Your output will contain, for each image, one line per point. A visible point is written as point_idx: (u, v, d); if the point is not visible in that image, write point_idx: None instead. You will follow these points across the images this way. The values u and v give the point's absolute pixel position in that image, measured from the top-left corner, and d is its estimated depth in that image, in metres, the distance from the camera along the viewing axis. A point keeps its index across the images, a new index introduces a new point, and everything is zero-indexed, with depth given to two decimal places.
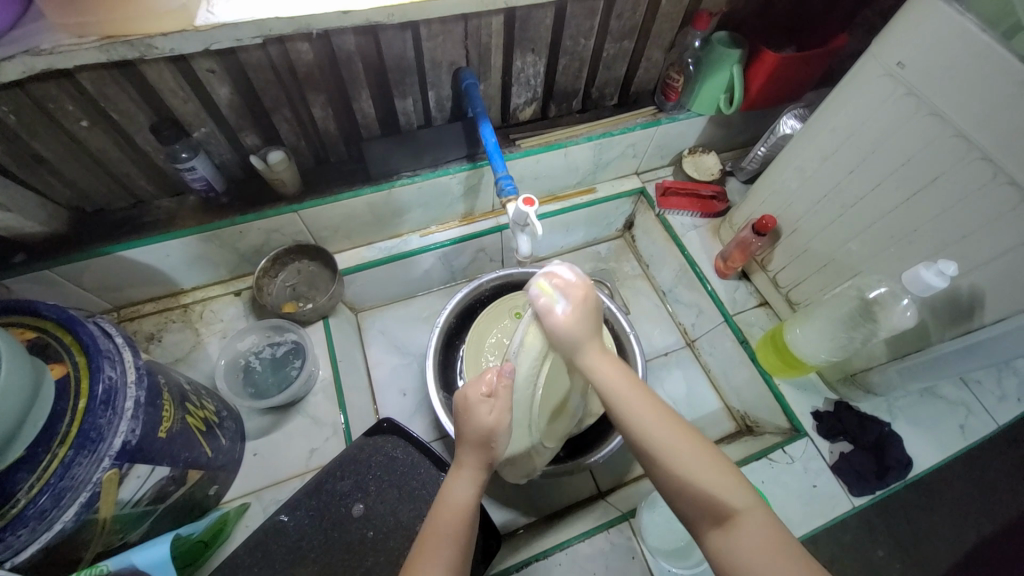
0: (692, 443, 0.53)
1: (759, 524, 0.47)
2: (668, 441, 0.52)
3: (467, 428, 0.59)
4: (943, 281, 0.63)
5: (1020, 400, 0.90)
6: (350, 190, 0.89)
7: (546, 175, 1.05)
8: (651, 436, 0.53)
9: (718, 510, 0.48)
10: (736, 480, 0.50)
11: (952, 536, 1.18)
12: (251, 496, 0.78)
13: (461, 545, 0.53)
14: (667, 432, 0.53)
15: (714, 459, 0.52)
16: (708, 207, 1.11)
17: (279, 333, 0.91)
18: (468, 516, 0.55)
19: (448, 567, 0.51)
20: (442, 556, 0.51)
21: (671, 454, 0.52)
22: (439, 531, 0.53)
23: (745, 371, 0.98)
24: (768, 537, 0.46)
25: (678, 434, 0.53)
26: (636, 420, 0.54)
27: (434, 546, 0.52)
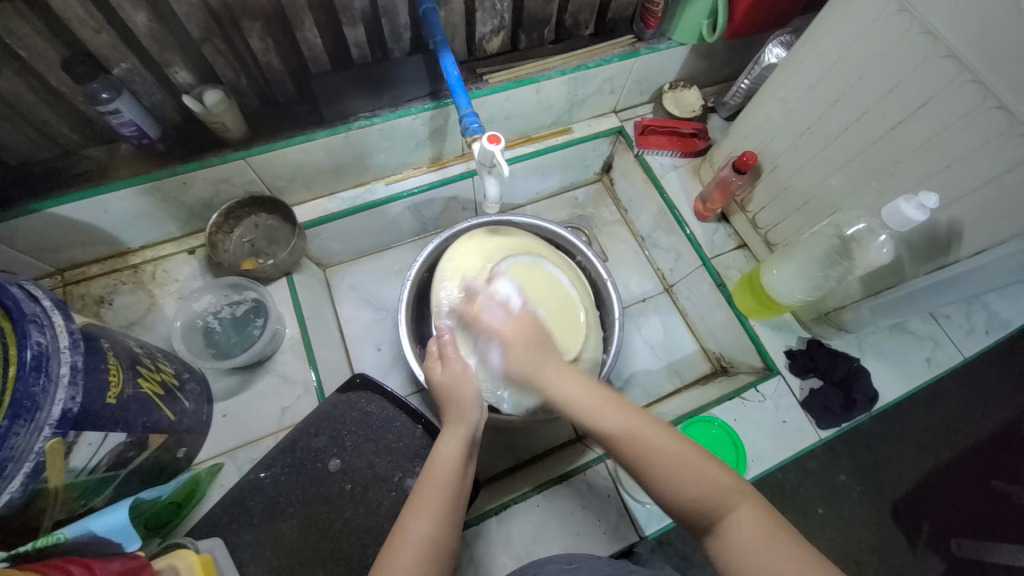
0: (670, 441, 0.55)
1: (747, 512, 0.50)
2: (659, 446, 0.55)
3: (446, 397, 0.68)
4: (922, 214, 0.60)
5: (986, 333, 0.93)
6: (302, 134, 0.81)
7: (517, 114, 0.98)
8: (615, 434, 0.57)
9: (709, 505, 0.51)
10: (716, 470, 0.53)
11: (910, 460, 1.25)
12: (224, 456, 0.77)
13: (450, 501, 0.58)
14: (643, 436, 0.56)
15: (692, 450, 0.55)
16: (688, 146, 1.06)
17: (237, 291, 0.86)
18: (456, 469, 0.60)
19: (436, 518, 0.56)
20: (434, 508, 0.56)
21: (653, 454, 0.54)
22: (433, 486, 0.58)
23: (722, 314, 0.98)
24: (754, 522, 0.49)
25: (654, 426, 0.57)
26: (618, 431, 0.57)
27: (421, 499, 0.57)
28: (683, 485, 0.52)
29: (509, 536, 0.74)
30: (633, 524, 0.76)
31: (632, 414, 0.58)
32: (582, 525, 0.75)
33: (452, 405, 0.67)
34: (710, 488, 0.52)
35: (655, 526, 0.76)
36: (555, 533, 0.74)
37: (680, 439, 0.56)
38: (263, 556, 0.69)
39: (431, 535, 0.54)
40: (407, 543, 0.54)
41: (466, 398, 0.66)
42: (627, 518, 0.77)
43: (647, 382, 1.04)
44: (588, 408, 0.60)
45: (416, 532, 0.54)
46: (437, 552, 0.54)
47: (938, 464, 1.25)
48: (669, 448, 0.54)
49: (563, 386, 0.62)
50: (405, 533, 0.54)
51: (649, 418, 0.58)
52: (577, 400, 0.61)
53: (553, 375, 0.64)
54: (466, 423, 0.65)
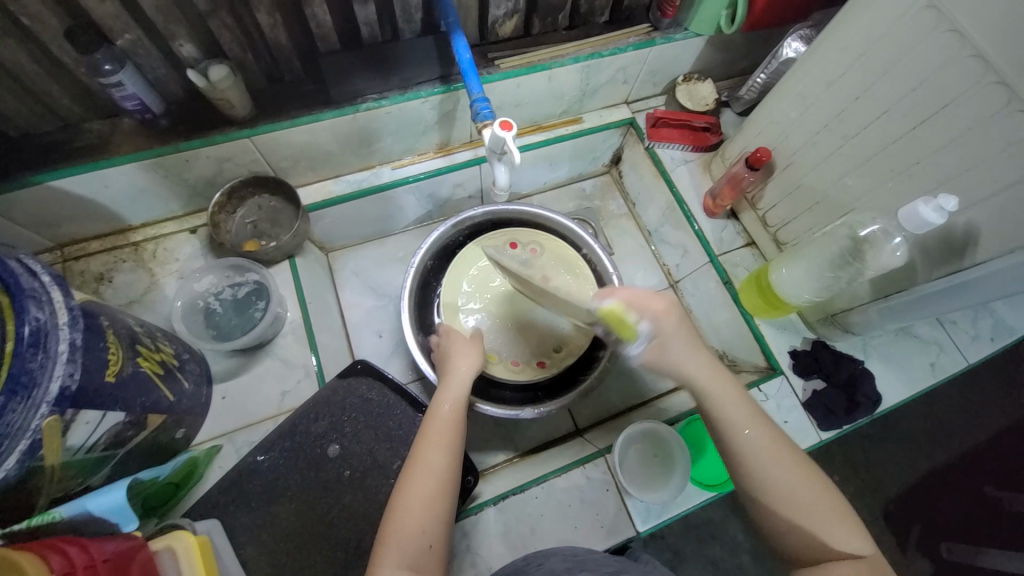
0: (807, 476, 0.55)
1: (856, 562, 0.51)
2: (799, 486, 0.54)
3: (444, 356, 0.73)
4: (940, 216, 0.59)
5: (992, 340, 0.92)
6: (309, 114, 0.80)
7: (527, 101, 0.96)
8: (760, 451, 0.56)
9: (819, 551, 0.52)
10: (847, 529, 0.53)
11: (907, 464, 1.26)
12: (223, 438, 0.76)
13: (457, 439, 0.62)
14: (780, 464, 0.55)
15: (830, 501, 0.54)
16: (700, 140, 1.04)
17: (239, 273, 0.85)
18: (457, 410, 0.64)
19: (448, 452, 0.60)
20: (446, 444, 0.60)
21: (792, 496, 0.54)
22: (438, 424, 0.62)
23: (727, 312, 0.97)
24: (857, 570, 0.51)
25: (803, 467, 0.56)
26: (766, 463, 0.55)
27: (434, 438, 0.61)
28: (803, 517, 0.53)
29: (506, 526, 0.74)
30: (631, 519, 0.76)
31: (778, 437, 0.57)
32: (580, 519, 0.75)
33: (450, 356, 0.73)
34: (833, 536, 0.52)
35: (653, 521, 0.76)
36: (552, 525, 0.75)
37: (823, 487, 0.55)
38: (261, 538, 0.69)
39: (441, 465, 0.58)
40: (426, 475, 0.57)
41: (462, 355, 0.72)
42: (625, 513, 0.77)
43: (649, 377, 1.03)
44: (736, 414, 0.58)
45: (433, 466, 0.58)
46: (446, 479, 0.58)
47: (933, 468, 1.25)
48: (807, 489, 0.54)
49: (718, 393, 0.59)
50: (421, 466, 0.58)
51: (806, 466, 0.56)
52: (719, 401, 0.59)
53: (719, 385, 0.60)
54: (462, 370, 0.69)
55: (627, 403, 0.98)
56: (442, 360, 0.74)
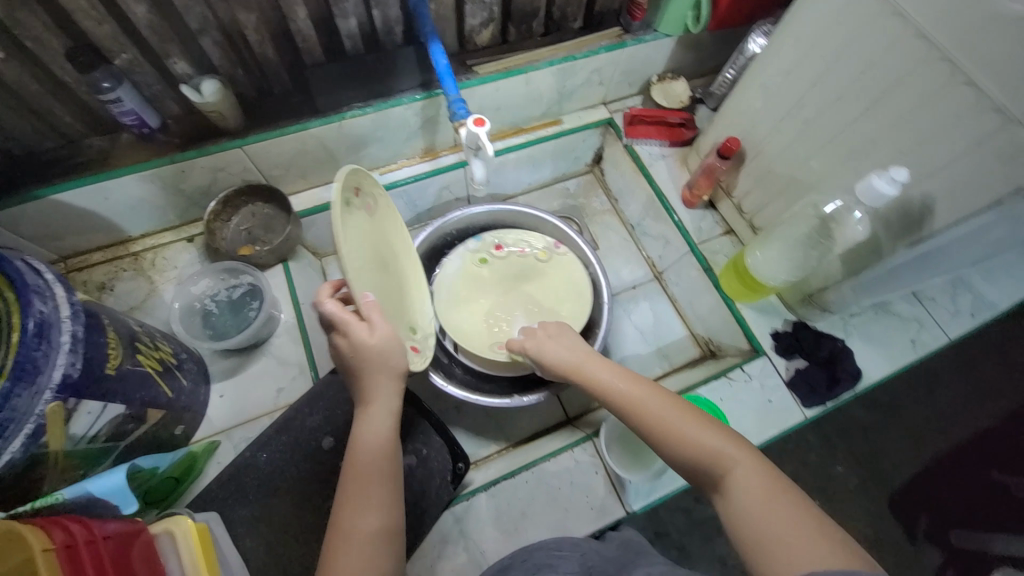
0: (687, 415, 0.56)
1: (758, 480, 0.49)
2: (673, 417, 0.56)
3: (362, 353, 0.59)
4: (894, 188, 0.62)
5: (973, 315, 0.94)
6: (297, 123, 0.84)
7: (507, 105, 1.01)
8: (637, 413, 0.58)
9: (711, 466, 0.52)
10: (728, 438, 0.53)
11: (906, 449, 1.26)
12: (221, 435, 0.79)
13: (390, 483, 0.58)
14: (673, 419, 0.56)
15: (709, 426, 0.55)
16: (675, 136, 1.08)
17: (234, 276, 0.89)
18: (386, 450, 0.59)
19: (377, 508, 0.55)
20: (373, 499, 0.56)
21: (671, 427, 0.56)
22: (366, 475, 0.57)
23: (709, 298, 0.99)
24: (758, 489, 0.48)
25: (678, 405, 0.58)
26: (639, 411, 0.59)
27: (357, 493, 0.56)
28: (705, 457, 0.53)
29: (498, 511, 0.76)
30: (620, 500, 0.78)
31: (669, 400, 0.58)
32: (570, 502, 0.77)
33: (364, 371, 0.61)
34: (727, 465, 0.51)
35: (642, 501, 0.78)
36: (543, 509, 0.76)
37: (697, 417, 0.56)
38: (258, 529, 0.71)
39: (377, 527, 0.55)
40: (353, 540, 0.53)
41: (382, 354, 0.60)
42: (614, 494, 0.78)
43: (638, 366, 1.05)
44: (624, 393, 0.61)
45: (360, 529, 0.54)
46: (385, 541, 0.54)
47: (935, 453, 1.25)
48: (698, 430, 0.54)
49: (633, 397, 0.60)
50: (346, 530, 0.54)
51: (677, 402, 0.58)
52: (615, 388, 0.63)
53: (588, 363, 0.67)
54: (381, 403, 0.62)
55: None
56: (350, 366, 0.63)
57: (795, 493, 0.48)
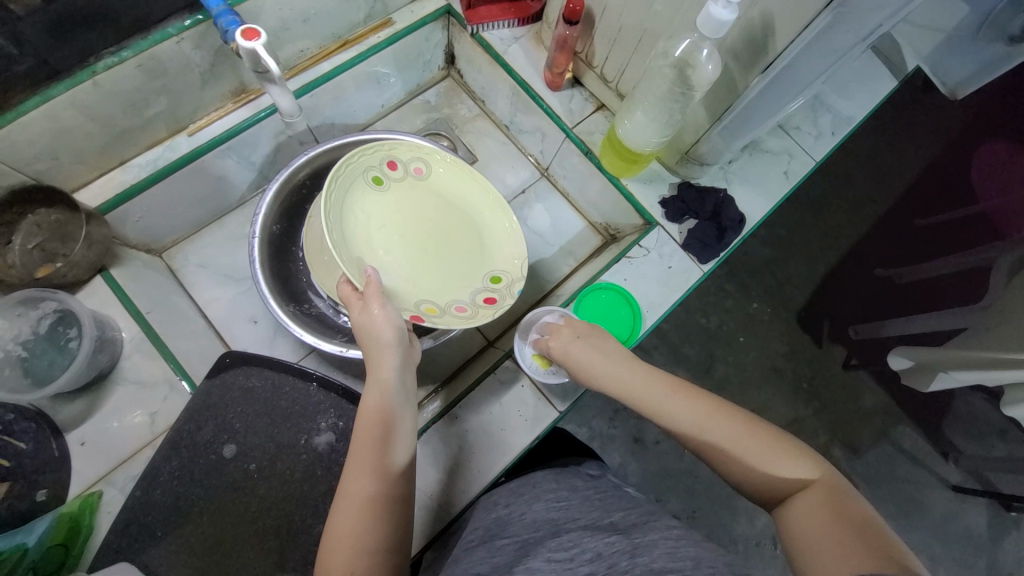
0: (750, 427, 0.55)
1: (816, 493, 0.49)
2: (720, 432, 0.55)
3: (365, 335, 0.65)
4: (731, 14, 0.58)
5: (833, 133, 0.98)
6: (36, 94, 0.64)
7: (315, 12, 0.83)
8: (640, 400, 0.62)
9: (769, 490, 0.51)
10: (792, 455, 0.52)
11: (803, 273, 1.38)
12: (100, 483, 0.68)
13: (384, 447, 0.58)
14: (707, 422, 0.56)
15: (769, 435, 0.54)
16: (522, 10, 0.96)
17: (35, 306, 0.70)
18: (388, 416, 0.60)
19: (372, 473, 0.56)
20: (368, 463, 0.56)
21: (715, 442, 0.55)
22: (365, 438, 0.58)
23: (597, 182, 0.96)
24: (816, 501, 0.48)
25: (732, 415, 0.56)
26: (682, 419, 0.58)
27: (359, 458, 0.57)
28: (735, 462, 0.53)
29: (435, 454, 0.75)
30: (552, 404, 0.79)
31: (699, 399, 0.58)
32: (504, 422, 0.77)
33: (372, 345, 0.65)
34: (781, 471, 0.51)
35: (572, 398, 0.79)
36: (479, 436, 0.76)
37: (752, 426, 0.55)
38: (180, 561, 0.65)
39: (370, 493, 0.55)
40: (348, 504, 0.54)
41: (384, 326, 0.64)
42: (545, 402, 0.79)
43: (546, 270, 1.03)
44: (646, 392, 0.62)
45: (356, 493, 0.55)
46: (380, 503, 0.55)
47: (828, 270, 1.38)
48: (734, 438, 0.54)
49: (644, 395, 0.61)
50: (345, 495, 0.55)
51: (728, 409, 0.57)
52: (626, 389, 0.64)
53: (604, 369, 0.66)
54: (392, 363, 0.63)
55: (531, 303, 0.99)
56: (362, 341, 0.66)
57: (846, 495, 0.48)
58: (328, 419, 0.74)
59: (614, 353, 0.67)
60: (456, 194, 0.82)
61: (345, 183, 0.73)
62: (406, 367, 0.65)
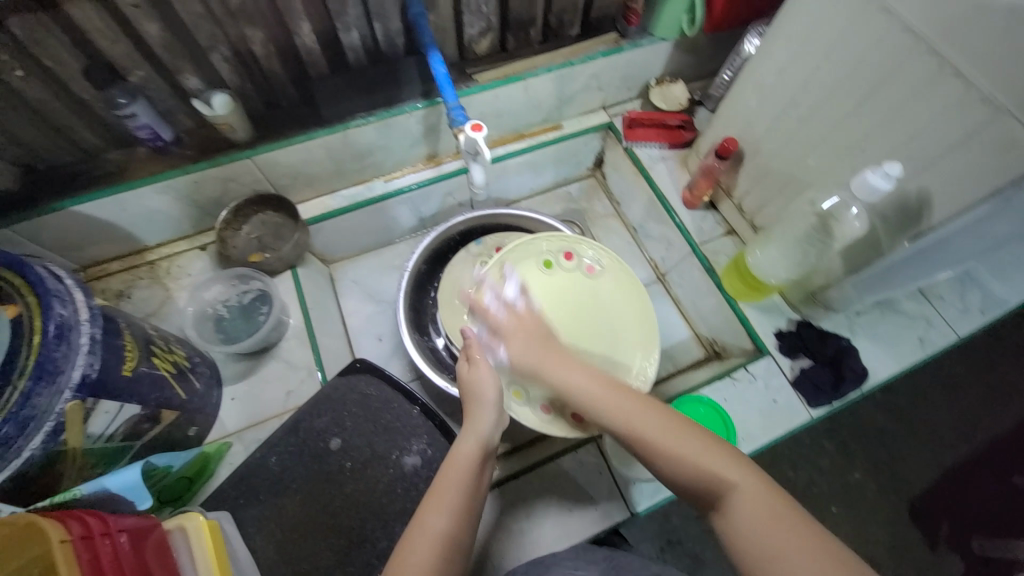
0: (687, 431, 0.57)
1: (748, 489, 0.51)
2: (653, 428, 0.58)
3: (470, 392, 0.72)
4: (889, 182, 0.62)
5: (981, 312, 0.93)
6: (302, 133, 0.87)
7: (507, 111, 1.02)
8: (585, 397, 0.66)
9: (707, 490, 0.53)
10: (721, 452, 0.54)
11: (922, 453, 1.23)
12: (233, 436, 0.81)
13: (466, 495, 0.61)
14: (639, 415, 0.60)
15: (688, 427, 0.57)
16: (675, 138, 1.09)
17: (244, 282, 0.91)
18: (475, 467, 0.64)
19: (453, 516, 0.59)
20: (447, 502, 0.60)
21: (653, 436, 0.58)
22: (449, 479, 0.62)
23: (713, 299, 0.99)
24: (734, 472, 0.52)
25: (666, 414, 0.59)
26: (615, 414, 0.62)
27: (440, 495, 0.61)
28: (668, 460, 0.56)
29: (502, 510, 0.77)
30: (626, 500, 0.78)
31: (631, 398, 0.62)
32: (574, 502, 0.78)
33: (475, 402, 0.71)
34: (713, 464, 0.53)
35: (648, 502, 0.78)
36: (546, 509, 0.78)
37: (686, 425, 0.57)
38: (268, 529, 0.73)
39: (444, 531, 0.57)
40: (426, 539, 0.57)
41: (488, 386, 0.71)
42: (619, 495, 0.79)
43: None
44: (595, 396, 0.65)
45: (433, 528, 0.57)
46: (451, 546, 0.57)
47: (955, 459, 1.22)
48: (666, 434, 0.57)
49: (595, 390, 0.65)
50: (422, 530, 0.58)
51: (663, 409, 0.60)
52: (573, 384, 0.68)
53: (550, 362, 0.71)
54: (488, 418, 0.69)
55: None
56: (465, 396, 0.73)
57: (752, 468, 0.53)
58: (420, 443, 0.80)
59: (559, 347, 0.73)
60: (608, 302, 0.87)
61: (518, 255, 0.89)
62: (498, 423, 0.71)
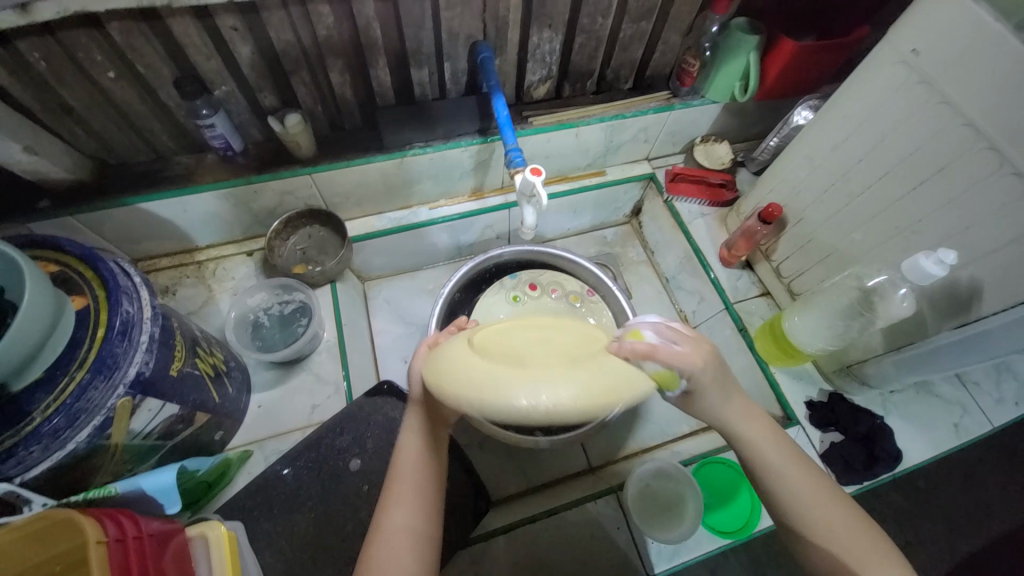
0: (840, 507, 0.53)
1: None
2: (788, 471, 0.55)
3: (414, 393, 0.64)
4: (942, 270, 0.63)
5: (1017, 403, 0.91)
6: (362, 156, 0.90)
7: (556, 154, 1.06)
8: (739, 423, 0.57)
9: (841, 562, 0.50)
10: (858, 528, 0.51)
11: (945, 544, 1.17)
12: (254, 445, 0.81)
13: (426, 491, 0.56)
14: (824, 500, 0.53)
15: (839, 499, 0.54)
16: (717, 196, 1.11)
17: (287, 292, 0.94)
18: (425, 462, 0.58)
19: (413, 509, 0.54)
20: (411, 499, 0.55)
21: (790, 488, 0.54)
22: (407, 478, 0.56)
23: (742, 359, 0.99)
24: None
25: (811, 479, 0.54)
26: (764, 462, 0.55)
27: (399, 495, 0.55)
28: (835, 562, 0.50)
29: (516, 555, 0.75)
30: (643, 560, 0.75)
31: (816, 480, 0.54)
32: (590, 555, 0.76)
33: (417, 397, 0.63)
34: (849, 539, 0.51)
35: (667, 563, 0.76)
36: (561, 560, 0.75)
37: (841, 502, 0.53)
38: (278, 545, 0.72)
39: (409, 527, 0.53)
40: (382, 540, 0.52)
41: (415, 382, 0.61)
42: (637, 553, 0.76)
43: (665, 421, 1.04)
44: (786, 476, 0.54)
45: (393, 526, 0.53)
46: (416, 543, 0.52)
47: (973, 551, 1.16)
48: (802, 483, 0.54)
49: (753, 437, 0.56)
50: (381, 528, 0.53)
51: (811, 472, 0.55)
52: (758, 444, 0.56)
53: (732, 401, 0.58)
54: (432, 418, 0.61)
55: (640, 445, 1.00)
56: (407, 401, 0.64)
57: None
58: None
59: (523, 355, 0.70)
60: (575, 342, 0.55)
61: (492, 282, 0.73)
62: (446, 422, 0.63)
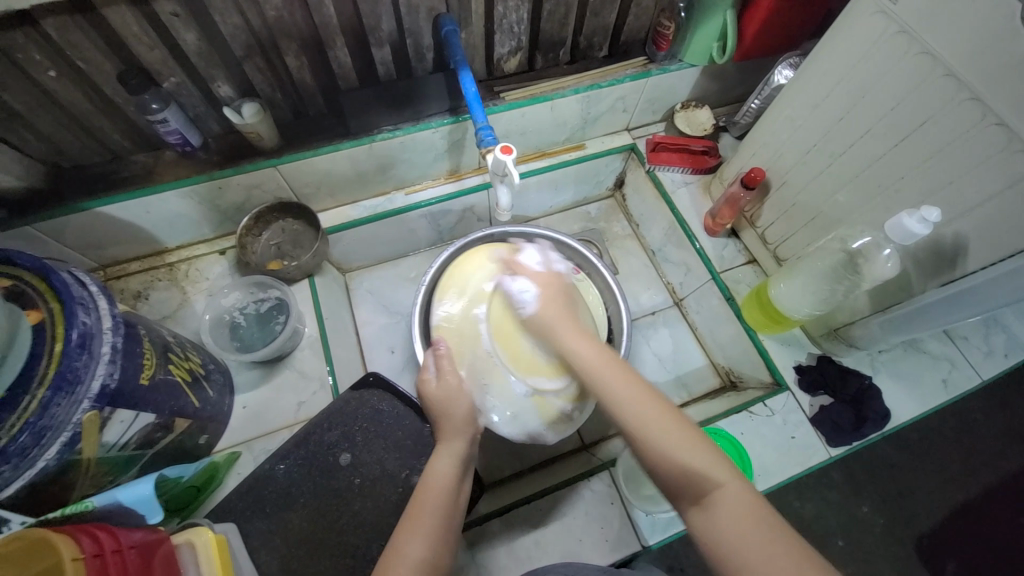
0: (693, 444, 0.51)
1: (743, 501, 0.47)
2: (645, 411, 0.54)
3: (440, 413, 0.70)
4: (925, 228, 0.62)
5: (1005, 355, 0.91)
6: (329, 144, 0.87)
7: (532, 130, 1.02)
8: (586, 363, 0.61)
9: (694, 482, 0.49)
10: (710, 455, 0.50)
11: (938, 492, 1.20)
12: (241, 446, 0.81)
13: (443, 521, 0.56)
14: (658, 426, 0.52)
15: (692, 434, 0.52)
16: (699, 163, 1.08)
17: (263, 290, 0.92)
18: (455, 486, 0.61)
19: (431, 540, 0.54)
20: (423, 521, 0.55)
21: (638, 419, 0.54)
22: (423, 503, 0.57)
23: (731, 328, 0.98)
24: (743, 506, 0.47)
25: (682, 424, 0.53)
26: (616, 397, 0.56)
27: (418, 517, 0.56)
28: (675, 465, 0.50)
29: (511, 537, 0.76)
30: (636, 534, 0.76)
31: (658, 407, 0.54)
32: (586, 532, 0.77)
33: (451, 421, 0.69)
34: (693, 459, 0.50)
35: (659, 536, 0.76)
36: (556, 539, 0.76)
37: (692, 434, 0.52)
38: (272, 544, 0.71)
39: (423, 557, 0.53)
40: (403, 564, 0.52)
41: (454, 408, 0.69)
42: (630, 529, 0.77)
43: None
44: (637, 415, 0.54)
45: (410, 553, 0.53)
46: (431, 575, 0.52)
47: (963, 499, 1.19)
48: (649, 419, 0.53)
49: (602, 376, 0.59)
50: (397, 555, 0.53)
51: (676, 416, 0.53)
52: (640, 424, 0.53)
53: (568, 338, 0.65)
54: (455, 449, 0.65)
55: None
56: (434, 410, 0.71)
57: (771, 524, 0.45)
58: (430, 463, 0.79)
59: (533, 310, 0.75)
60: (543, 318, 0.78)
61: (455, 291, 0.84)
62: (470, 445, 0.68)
